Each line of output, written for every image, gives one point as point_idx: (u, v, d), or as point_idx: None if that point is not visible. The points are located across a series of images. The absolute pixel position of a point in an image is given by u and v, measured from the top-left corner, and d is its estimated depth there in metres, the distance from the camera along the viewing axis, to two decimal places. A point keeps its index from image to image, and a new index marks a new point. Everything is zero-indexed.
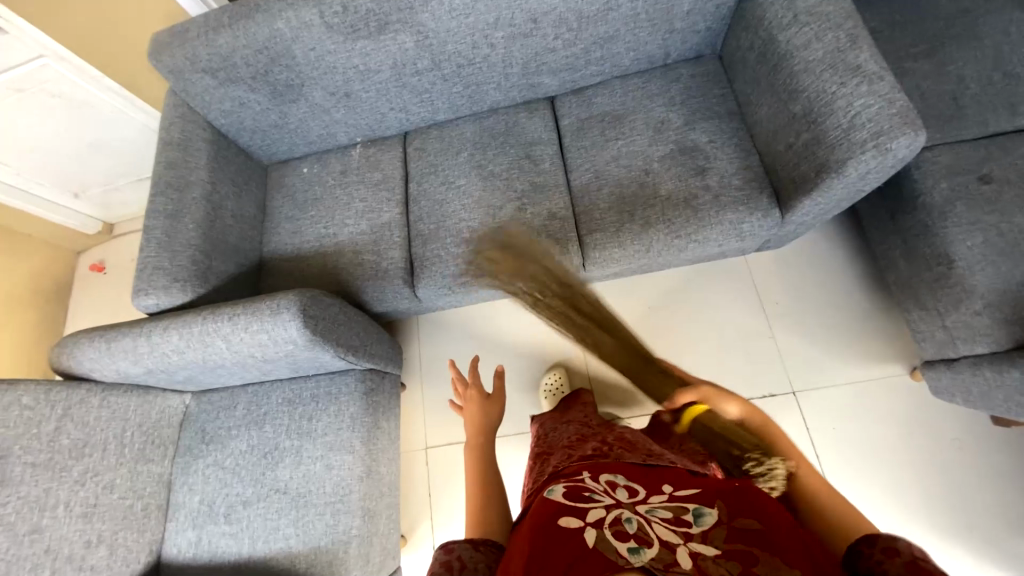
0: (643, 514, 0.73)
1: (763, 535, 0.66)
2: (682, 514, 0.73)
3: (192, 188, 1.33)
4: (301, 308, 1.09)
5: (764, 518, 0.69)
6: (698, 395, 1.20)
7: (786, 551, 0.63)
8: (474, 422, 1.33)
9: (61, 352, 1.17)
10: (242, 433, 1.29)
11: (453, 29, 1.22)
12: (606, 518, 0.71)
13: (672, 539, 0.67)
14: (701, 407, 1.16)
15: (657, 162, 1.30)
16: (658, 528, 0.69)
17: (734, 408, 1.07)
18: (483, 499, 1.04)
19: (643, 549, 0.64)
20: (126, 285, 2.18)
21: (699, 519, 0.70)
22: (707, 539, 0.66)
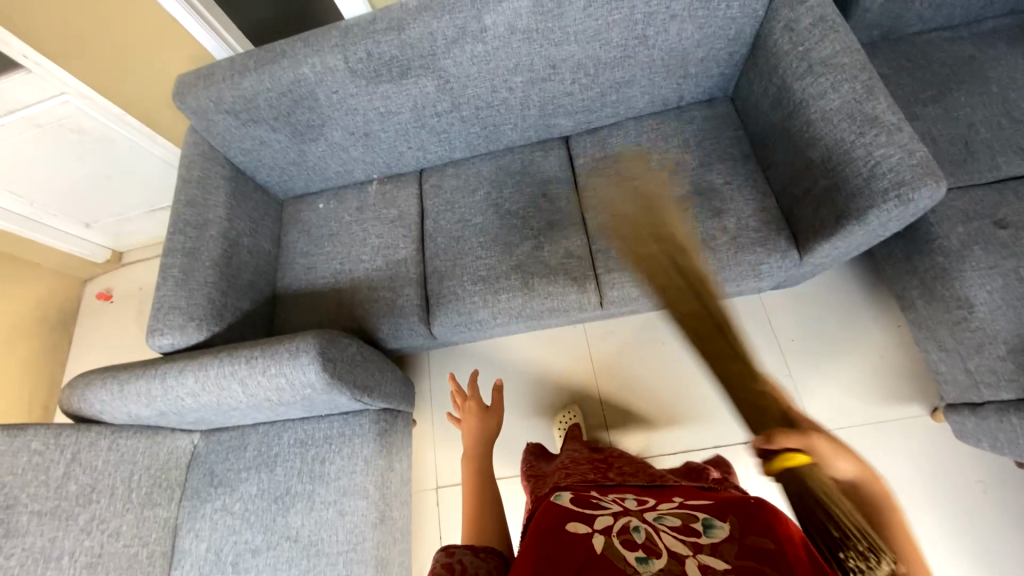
0: (651, 525, 0.73)
1: (776, 555, 0.62)
2: (689, 526, 0.71)
3: (211, 226, 1.33)
4: (320, 351, 1.07)
5: (779, 538, 0.65)
6: (802, 441, 0.67)
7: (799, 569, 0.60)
8: (471, 435, 1.26)
9: (71, 392, 1.15)
10: (252, 476, 1.26)
11: (473, 74, 1.24)
12: (614, 526, 0.71)
13: (679, 550, 0.65)
14: (801, 461, 0.67)
15: (673, 202, 1.31)
16: (665, 538, 0.68)
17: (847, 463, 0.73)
18: (479, 505, 1.04)
19: (651, 559, 0.64)
20: (131, 315, 2.15)
21: (710, 531, 0.68)
22: (718, 552, 0.64)
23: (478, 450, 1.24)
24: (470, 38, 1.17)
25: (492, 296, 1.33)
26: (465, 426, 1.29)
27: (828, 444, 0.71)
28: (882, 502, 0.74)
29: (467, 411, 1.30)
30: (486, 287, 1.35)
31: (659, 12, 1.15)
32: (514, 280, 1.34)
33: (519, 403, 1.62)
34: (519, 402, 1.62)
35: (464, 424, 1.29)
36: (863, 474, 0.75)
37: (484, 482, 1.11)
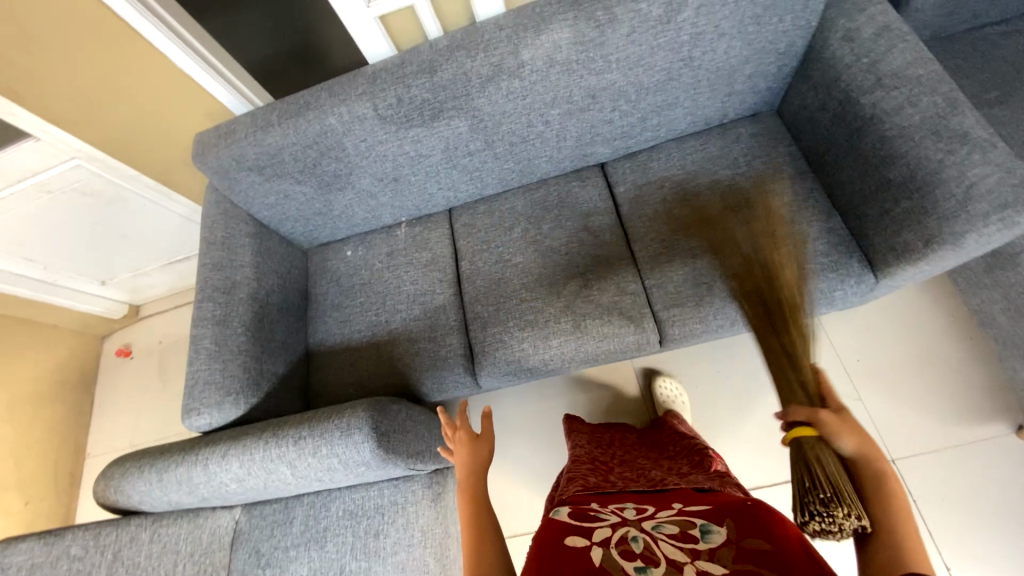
0: (649, 531, 0.70)
1: (773, 557, 0.60)
2: (687, 531, 0.69)
3: (239, 289, 1.26)
4: (372, 426, 1.00)
5: (776, 535, 0.63)
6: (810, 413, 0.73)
7: (795, 562, 0.59)
8: (464, 472, 0.99)
9: (108, 484, 1.10)
10: (300, 558, 1.17)
11: (509, 110, 1.17)
12: (612, 537, 0.69)
13: (678, 558, 0.64)
14: (805, 431, 0.72)
15: (729, 229, 1.22)
16: (665, 546, 0.67)
17: (838, 435, 0.71)
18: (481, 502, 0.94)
19: (649, 568, 0.63)
20: (152, 372, 2.07)
21: (707, 536, 0.67)
22: (716, 557, 0.63)
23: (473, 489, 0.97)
24: (507, 74, 1.10)
25: (544, 342, 1.24)
26: (457, 464, 1.01)
27: (839, 422, 0.71)
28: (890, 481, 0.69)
29: (457, 445, 1.03)
30: (535, 331, 1.26)
31: (707, 31, 1.08)
32: (564, 323, 1.24)
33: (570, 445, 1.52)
34: None
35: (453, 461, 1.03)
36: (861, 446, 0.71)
37: (478, 513, 0.91)
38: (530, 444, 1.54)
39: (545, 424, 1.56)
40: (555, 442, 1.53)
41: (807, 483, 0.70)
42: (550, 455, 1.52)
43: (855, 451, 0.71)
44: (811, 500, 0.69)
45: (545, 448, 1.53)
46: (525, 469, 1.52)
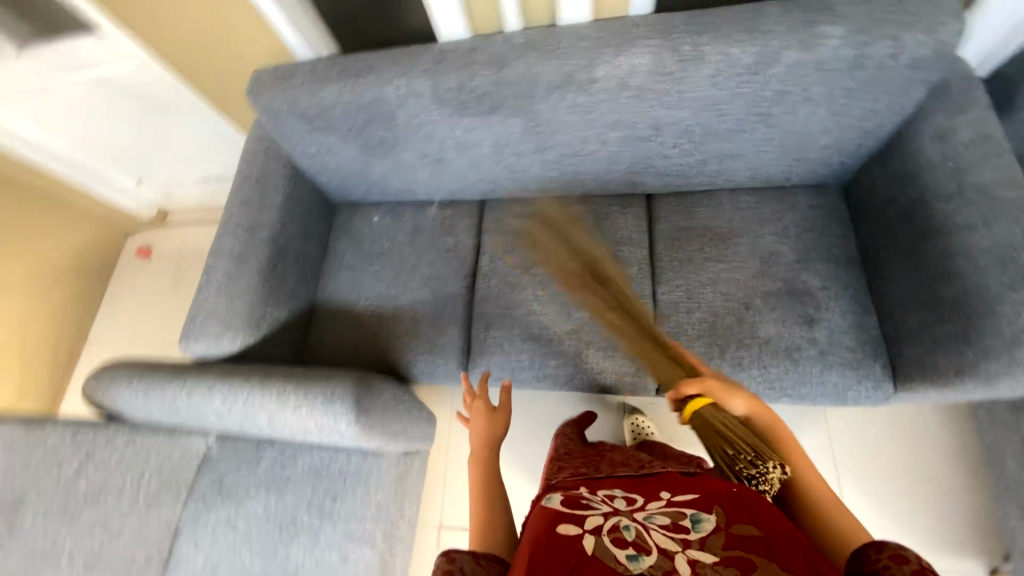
0: (641, 522, 0.78)
1: (762, 540, 0.68)
2: (679, 521, 0.76)
3: (262, 230, 1.27)
4: (355, 400, 1.01)
5: (763, 523, 0.71)
6: (701, 387, 0.89)
7: (782, 545, 0.67)
8: (480, 440, 1.11)
9: (98, 384, 1.14)
10: (259, 498, 1.20)
11: (569, 122, 1.13)
12: (604, 524, 0.76)
13: (669, 546, 0.71)
14: (705, 403, 0.88)
15: (757, 298, 1.19)
16: (655, 535, 0.74)
17: (724, 397, 0.90)
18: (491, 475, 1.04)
19: (641, 556, 0.69)
20: (166, 279, 2.11)
21: (698, 525, 0.74)
22: (706, 544, 0.70)
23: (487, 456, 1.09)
24: (576, 86, 1.06)
25: (542, 358, 1.24)
26: (474, 430, 1.12)
27: (723, 388, 0.91)
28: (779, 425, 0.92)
29: (475, 412, 1.14)
30: (536, 346, 1.25)
31: (794, 92, 1.02)
32: (568, 346, 1.24)
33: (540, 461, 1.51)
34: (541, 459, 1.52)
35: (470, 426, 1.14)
36: (741, 402, 0.91)
37: (490, 482, 1.02)
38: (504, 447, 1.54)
39: (524, 431, 1.55)
40: (529, 452, 1.53)
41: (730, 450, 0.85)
42: (519, 465, 1.52)
43: (743, 408, 0.91)
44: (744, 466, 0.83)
45: (518, 455, 1.53)
46: None
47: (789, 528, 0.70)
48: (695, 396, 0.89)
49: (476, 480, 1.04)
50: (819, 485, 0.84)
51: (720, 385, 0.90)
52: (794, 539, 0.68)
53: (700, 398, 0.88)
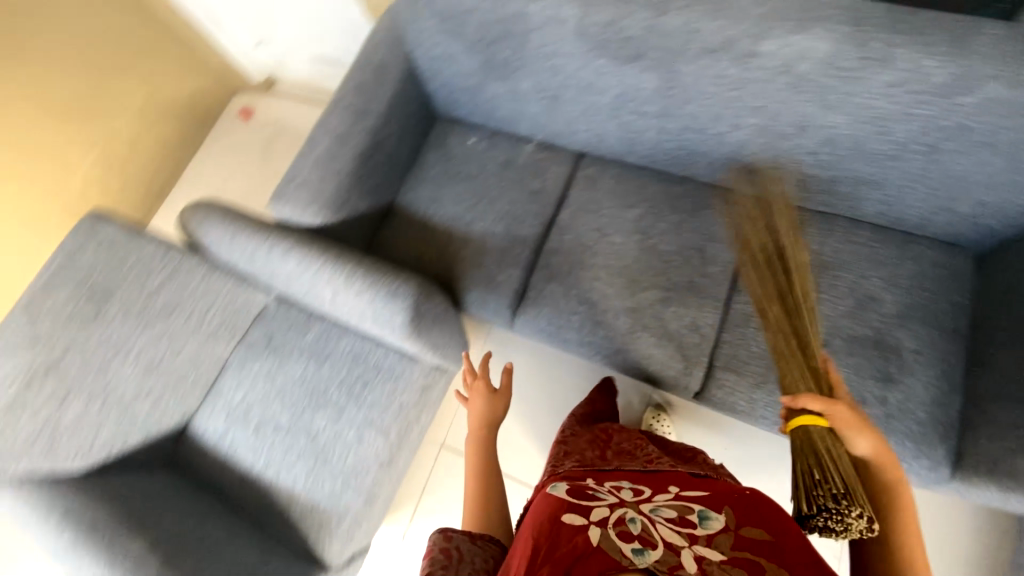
0: (647, 515, 0.77)
1: (771, 545, 0.69)
2: (685, 516, 0.77)
3: (367, 119, 1.29)
4: (415, 301, 1.09)
5: (774, 529, 0.72)
6: (824, 407, 0.78)
7: (790, 550, 0.69)
8: (478, 418, 1.14)
9: (192, 216, 1.24)
10: (299, 362, 1.31)
11: (707, 93, 1.05)
12: (610, 517, 0.75)
13: (675, 540, 0.70)
14: (819, 422, 0.79)
15: (837, 338, 1.11)
16: (662, 529, 0.73)
17: (844, 426, 0.79)
18: (485, 458, 1.07)
19: (647, 551, 0.67)
20: (258, 145, 2.11)
21: (705, 522, 0.75)
22: (713, 542, 0.71)
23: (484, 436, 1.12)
24: (732, 55, 0.97)
25: (593, 326, 1.23)
26: (473, 410, 1.15)
27: (852, 423, 0.79)
28: (899, 484, 0.79)
29: (474, 392, 1.17)
30: (591, 312, 1.23)
31: (970, 129, 0.91)
32: (622, 323, 1.21)
33: (550, 421, 1.54)
34: (553, 420, 1.55)
35: (468, 404, 1.17)
36: (863, 440, 0.79)
37: (486, 463, 1.06)
38: (522, 398, 1.58)
39: (546, 390, 1.57)
40: (544, 411, 1.56)
41: (818, 477, 0.75)
42: (531, 418, 1.56)
43: (867, 450, 0.79)
44: (823, 496, 0.73)
45: (531, 409, 1.56)
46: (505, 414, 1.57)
47: (795, 531, 0.72)
48: (814, 414, 0.79)
49: (473, 461, 1.07)
50: (914, 558, 0.74)
51: (851, 417, 0.79)
52: (801, 546, 0.70)
53: (818, 417, 0.79)
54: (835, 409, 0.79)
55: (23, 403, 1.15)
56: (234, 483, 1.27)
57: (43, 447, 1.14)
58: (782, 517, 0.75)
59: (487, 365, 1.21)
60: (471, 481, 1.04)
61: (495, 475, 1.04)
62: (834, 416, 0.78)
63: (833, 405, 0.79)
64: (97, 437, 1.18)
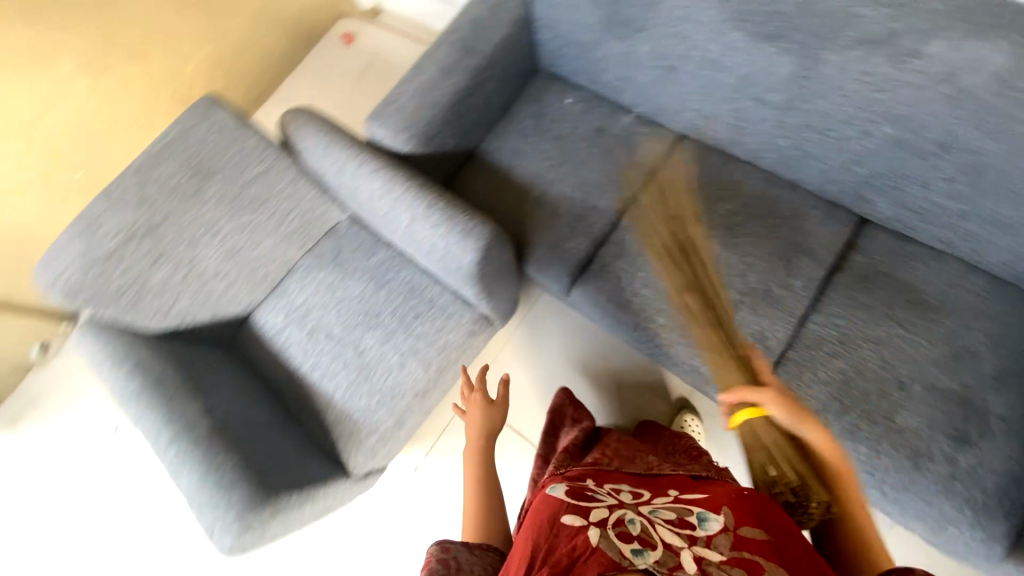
0: (646, 516, 0.76)
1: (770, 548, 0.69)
2: (685, 518, 0.76)
3: (475, 57, 1.28)
4: (487, 244, 1.10)
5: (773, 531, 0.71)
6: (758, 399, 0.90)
7: (787, 554, 0.69)
8: (479, 427, 1.18)
9: (294, 119, 1.29)
10: (360, 281, 1.37)
11: (847, 90, 0.97)
12: (609, 518, 0.73)
13: (675, 541, 0.70)
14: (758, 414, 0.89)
15: (917, 383, 1.02)
16: (662, 530, 0.72)
17: (777, 412, 0.89)
18: (483, 469, 1.12)
19: (646, 551, 0.67)
20: (353, 71, 2.07)
21: (704, 523, 0.73)
22: (712, 542, 0.70)
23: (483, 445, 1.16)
24: (890, 53, 0.90)
25: (652, 312, 1.19)
26: (473, 420, 1.19)
27: (787, 408, 0.89)
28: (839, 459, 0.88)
29: (472, 404, 1.21)
30: (658, 296, 1.20)
31: None
32: (683, 316, 1.17)
33: (577, 398, 1.53)
34: (582, 398, 1.54)
35: (466, 415, 1.21)
36: (799, 426, 0.88)
37: (485, 479, 1.10)
38: (556, 370, 1.57)
39: (582, 368, 1.56)
40: (575, 388, 1.54)
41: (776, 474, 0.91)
42: None
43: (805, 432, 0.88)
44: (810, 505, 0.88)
45: (563, 383, 1.56)
46: (537, 380, 1.58)
47: (792, 535, 0.73)
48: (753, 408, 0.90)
49: (472, 474, 1.11)
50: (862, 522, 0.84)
51: (786, 404, 0.89)
52: (799, 549, 0.71)
53: (756, 410, 0.89)
54: (767, 399, 0.90)
55: (113, 256, 1.19)
56: (280, 377, 1.35)
57: (129, 301, 1.21)
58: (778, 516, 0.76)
59: (483, 376, 1.24)
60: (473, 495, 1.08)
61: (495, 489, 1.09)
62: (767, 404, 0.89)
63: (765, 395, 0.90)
64: (175, 305, 1.25)
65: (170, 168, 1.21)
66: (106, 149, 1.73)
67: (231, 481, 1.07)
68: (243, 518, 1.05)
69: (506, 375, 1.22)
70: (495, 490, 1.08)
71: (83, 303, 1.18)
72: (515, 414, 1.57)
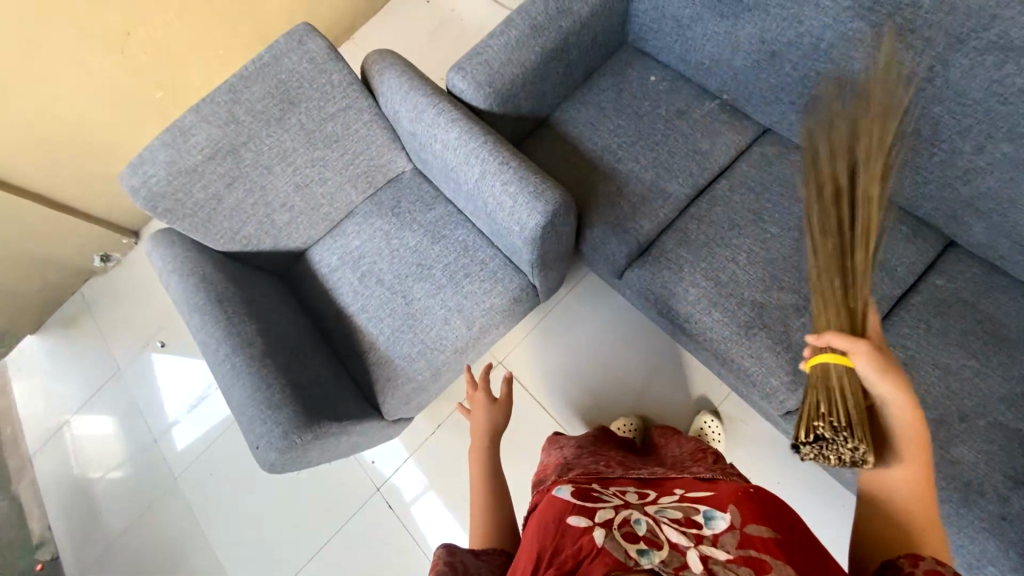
0: (653, 516, 0.72)
1: (781, 545, 0.64)
2: (691, 517, 0.71)
3: (569, 19, 1.26)
4: (554, 209, 1.09)
5: (781, 527, 0.67)
6: (848, 346, 0.70)
7: (797, 550, 0.64)
8: (482, 429, 1.09)
9: (378, 61, 1.29)
10: (416, 233, 1.38)
11: (970, 98, 0.92)
12: (614, 519, 0.69)
13: (682, 542, 0.66)
14: (835, 356, 0.73)
15: (981, 417, 0.98)
16: (667, 531, 0.68)
17: (862, 367, 0.69)
18: (487, 468, 1.03)
19: (652, 552, 0.64)
20: (429, 26, 2.05)
21: (710, 522, 0.69)
22: (719, 542, 0.65)
23: (485, 447, 1.07)
24: None
25: (709, 304, 1.15)
26: (475, 421, 1.10)
27: (884, 364, 0.68)
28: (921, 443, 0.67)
29: (476, 404, 1.13)
30: (713, 291, 1.16)
31: None
32: (740, 314, 1.13)
33: (609, 384, 1.51)
34: (614, 385, 1.51)
35: (470, 415, 1.13)
36: (883, 389, 0.68)
37: (493, 474, 1.02)
38: (591, 351, 1.55)
39: (618, 355, 1.54)
40: (608, 374, 1.52)
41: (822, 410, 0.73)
42: (592, 374, 1.54)
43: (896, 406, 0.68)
44: (819, 425, 0.72)
45: (596, 367, 1.54)
46: (570, 360, 1.56)
47: (802, 531, 0.68)
48: (832, 352, 0.74)
49: (476, 470, 1.03)
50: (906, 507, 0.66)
51: (882, 363, 0.68)
52: (809, 546, 0.66)
53: (835, 354, 0.73)
54: (854, 346, 0.70)
55: (197, 171, 1.23)
56: (329, 314, 1.39)
57: (204, 217, 1.27)
58: (788, 513, 0.70)
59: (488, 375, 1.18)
60: (479, 490, 0.99)
61: (503, 489, 1.00)
62: (858, 353, 0.69)
63: (859, 345, 0.69)
64: (244, 226, 1.31)
65: (256, 93, 1.22)
66: (188, 74, 1.75)
67: (281, 399, 1.11)
68: (287, 437, 1.08)
69: (508, 374, 1.16)
70: (501, 489, 1.00)
71: (164, 214, 1.24)
72: (545, 386, 1.56)
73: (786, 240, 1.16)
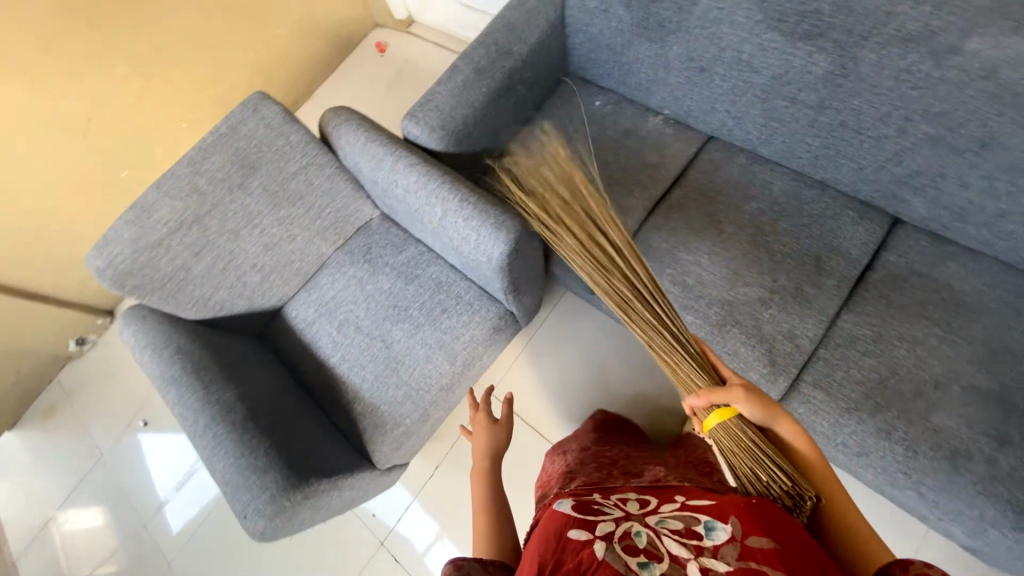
0: (653, 527, 0.71)
1: (780, 555, 0.63)
2: (691, 527, 0.70)
3: (511, 58, 1.33)
4: (515, 238, 1.12)
5: (779, 538, 0.65)
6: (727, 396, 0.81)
7: (798, 560, 0.63)
8: (482, 452, 1.08)
9: (333, 118, 1.34)
10: (389, 276, 1.40)
11: (883, 88, 0.99)
12: (615, 531, 0.68)
13: (682, 553, 0.65)
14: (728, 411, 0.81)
15: (956, 383, 1.01)
16: (668, 543, 0.67)
17: (745, 408, 0.80)
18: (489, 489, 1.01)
19: (652, 564, 0.64)
20: (383, 78, 2.14)
21: (710, 534, 0.67)
22: (720, 554, 0.64)
23: (485, 465, 1.05)
24: (926, 50, 0.93)
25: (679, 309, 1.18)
26: (476, 442, 1.10)
27: (760, 401, 0.80)
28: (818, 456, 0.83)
29: (479, 425, 1.12)
30: (683, 295, 1.18)
31: None
32: (712, 313, 1.15)
33: (600, 400, 1.51)
34: (605, 401, 1.51)
35: (472, 437, 1.12)
36: (774, 418, 0.81)
37: (493, 491, 1.00)
38: (578, 371, 1.56)
39: (606, 371, 1.54)
40: (598, 389, 1.52)
41: (762, 471, 0.81)
42: (582, 393, 1.53)
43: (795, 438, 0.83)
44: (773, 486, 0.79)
45: (585, 385, 1.54)
46: (559, 382, 1.56)
47: (804, 542, 0.66)
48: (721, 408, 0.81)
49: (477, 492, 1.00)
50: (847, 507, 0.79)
51: (762, 401, 0.81)
52: (811, 556, 0.64)
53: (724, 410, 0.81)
54: (732, 396, 0.80)
55: (163, 245, 1.24)
56: (309, 369, 1.38)
57: (173, 288, 1.27)
58: (789, 525, 0.69)
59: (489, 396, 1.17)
60: (479, 511, 0.98)
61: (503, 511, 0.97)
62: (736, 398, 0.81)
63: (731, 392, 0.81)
64: (215, 292, 1.32)
65: (217, 162, 1.26)
66: (150, 150, 1.79)
67: (266, 462, 1.09)
68: (275, 500, 1.05)
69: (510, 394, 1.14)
70: (503, 509, 0.97)
71: (133, 290, 1.25)
72: (537, 412, 1.54)
73: (742, 238, 1.20)
